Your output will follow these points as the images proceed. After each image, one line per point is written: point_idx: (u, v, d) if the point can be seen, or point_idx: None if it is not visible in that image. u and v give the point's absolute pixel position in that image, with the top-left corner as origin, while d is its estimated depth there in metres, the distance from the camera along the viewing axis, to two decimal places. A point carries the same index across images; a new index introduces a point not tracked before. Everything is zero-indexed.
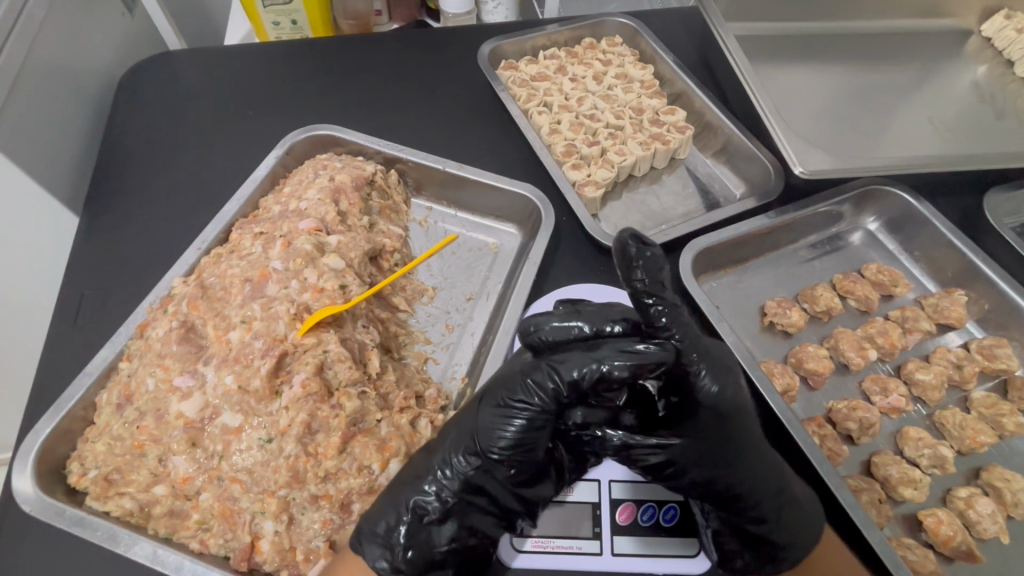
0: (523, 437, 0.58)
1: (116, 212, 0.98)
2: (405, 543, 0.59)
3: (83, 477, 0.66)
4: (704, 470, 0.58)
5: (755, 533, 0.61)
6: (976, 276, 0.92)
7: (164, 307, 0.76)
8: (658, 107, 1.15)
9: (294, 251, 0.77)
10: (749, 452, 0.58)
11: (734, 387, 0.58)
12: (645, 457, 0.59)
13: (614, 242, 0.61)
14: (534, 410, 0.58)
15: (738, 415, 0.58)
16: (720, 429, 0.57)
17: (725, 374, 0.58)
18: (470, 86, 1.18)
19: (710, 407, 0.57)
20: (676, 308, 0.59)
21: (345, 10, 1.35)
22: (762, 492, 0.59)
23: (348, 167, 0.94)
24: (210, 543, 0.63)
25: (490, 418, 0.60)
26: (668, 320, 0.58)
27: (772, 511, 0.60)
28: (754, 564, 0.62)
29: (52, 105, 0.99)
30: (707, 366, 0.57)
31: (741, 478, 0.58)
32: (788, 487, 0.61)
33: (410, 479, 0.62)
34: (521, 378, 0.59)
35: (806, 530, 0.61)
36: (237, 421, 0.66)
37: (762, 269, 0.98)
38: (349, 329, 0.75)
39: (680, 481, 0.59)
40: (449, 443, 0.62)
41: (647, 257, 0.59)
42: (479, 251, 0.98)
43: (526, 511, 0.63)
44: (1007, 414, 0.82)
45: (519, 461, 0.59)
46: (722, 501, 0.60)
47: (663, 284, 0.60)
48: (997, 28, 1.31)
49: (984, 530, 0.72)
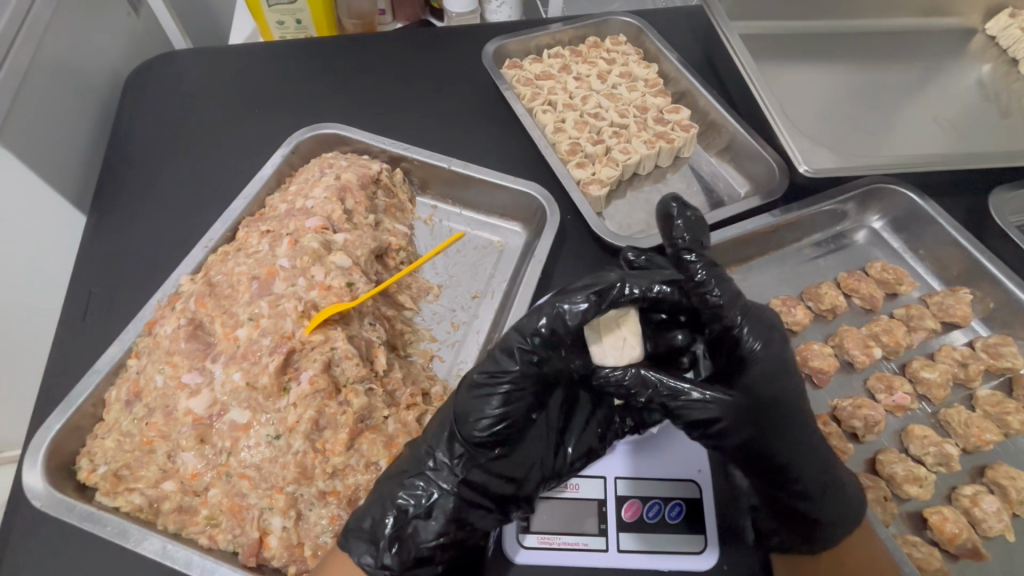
0: (501, 416, 0.61)
1: (123, 210, 0.98)
2: (391, 536, 0.60)
3: (93, 473, 0.67)
4: (748, 428, 0.60)
5: (801, 511, 0.62)
6: (982, 274, 0.91)
7: (173, 304, 0.76)
8: (662, 105, 1.15)
9: (302, 249, 0.77)
10: (795, 417, 0.62)
11: (778, 347, 0.64)
12: (695, 412, 0.60)
13: (659, 207, 0.76)
14: (508, 387, 0.61)
15: (784, 376, 0.62)
16: (768, 388, 0.61)
17: (769, 334, 0.64)
18: (475, 85, 1.19)
19: (758, 368, 0.62)
20: (715, 266, 0.67)
21: (350, 9, 1.35)
22: (806, 463, 0.62)
23: (354, 165, 0.94)
24: (219, 539, 0.64)
25: (469, 401, 0.62)
26: (706, 274, 0.66)
27: (818, 488, 0.61)
28: (790, 543, 0.63)
29: (60, 104, 1.00)
30: (751, 325, 0.64)
31: (788, 446, 0.61)
32: (831, 467, 0.63)
33: (395, 475, 0.64)
34: (492, 359, 0.63)
35: (847, 513, 0.62)
36: (245, 418, 0.67)
37: (766, 268, 0.98)
38: (356, 327, 0.75)
39: (727, 439, 0.61)
40: (433, 436, 0.65)
41: (686, 218, 0.73)
42: (485, 250, 0.99)
43: (518, 496, 0.64)
44: (1013, 412, 0.82)
45: (499, 440, 0.63)
46: (767, 469, 0.62)
47: (702, 243, 0.72)
48: (1001, 27, 1.31)
49: (989, 527, 0.73)
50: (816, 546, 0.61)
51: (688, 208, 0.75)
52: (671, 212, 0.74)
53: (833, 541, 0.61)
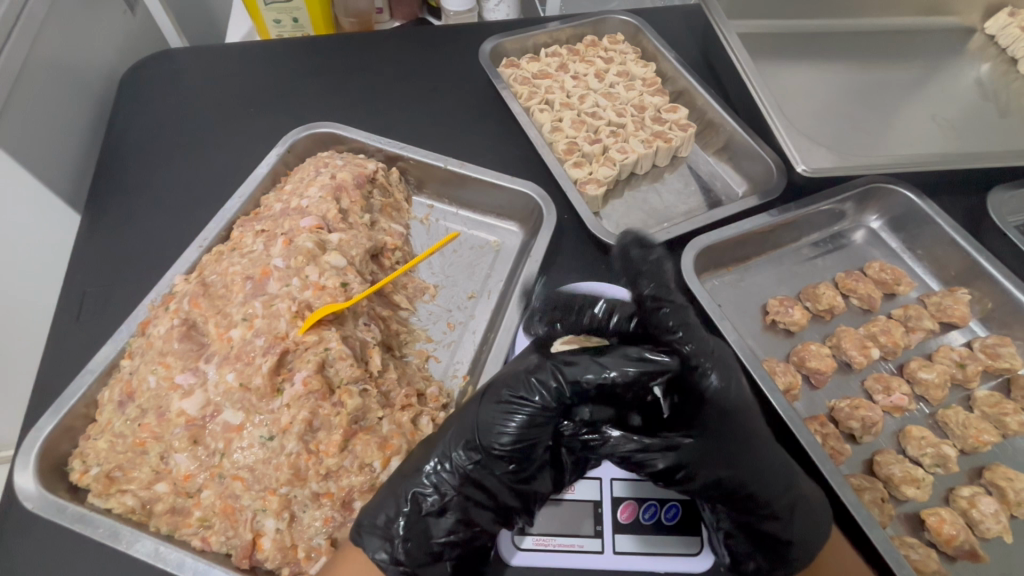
0: (525, 432, 0.59)
1: (117, 209, 0.98)
2: (404, 535, 0.59)
3: (85, 474, 0.67)
4: (712, 470, 0.58)
5: (768, 531, 0.60)
6: (980, 274, 0.91)
7: (166, 304, 0.76)
8: (660, 104, 1.15)
9: (296, 249, 0.76)
10: (757, 450, 0.59)
11: (737, 384, 0.61)
12: (655, 462, 0.59)
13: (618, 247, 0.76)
14: (536, 406, 0.59)
15: (743, 411, 0.60)
16: (725, 426, 0.59)
17: (728, 371, 0.61)
18: (472, 84, 1.18)
19: (715, 405, 0.59)
20: (681, 310, 0.65)
21: (347, 8, 1.35)
22: (770, 488, 0.59)
23: (350, 164, 0.94)
24: (211, 541, 0.64)
25: (493, 413, 0.60)
26: (675, 322, 0.64)
27: (783, 509, 0.59)
28: (766, 565, 0.61)
29: (54, 102, 0.99)
30: (712, 365, 0.61)
31: (751, 477, 0.58)
32: (797, 484, 0.61)
33: (409, 473, 0.63)
34: (524, 376, 0.61)
35: (812, 529, 0.60)
36: (238, 419, 0.66)
37: (764, 267, 0.98)
38: (351, 327, 0.75)
39: (691, 481, 0.59)
40: (450, 437, 0.63)
41: (648, 263, 0.71)
42: (481, 249, 0.98)
43: (525, 508, 0.62)
44: (1011, 413, 0.81)
45: (519, 455, 0.60)
46: (733, 500, 0.59)
47: (669, 288, 0.67)
48: (1001, 26, 1.30)
49: (987, 529, 0.72)
50: (793, 565, 0.60)
51: (649, 250, 0.75)
52: (631, 253, 0.74)
53: (808, 556, 0.60)
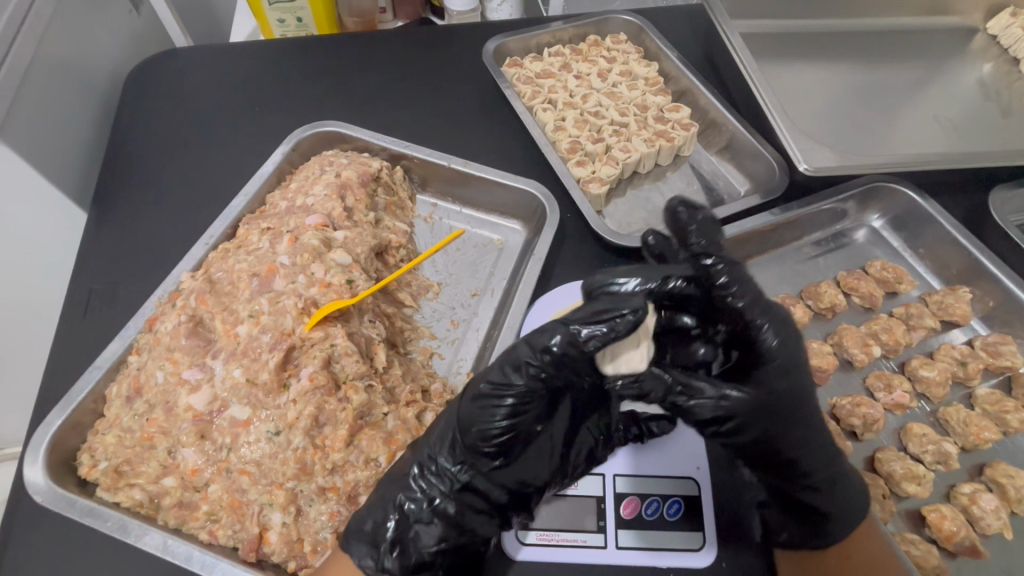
0: (506, 427, 0.59)
1: (123, 207, 0.98)
2: (392, 539, 0.60)
3: (93, 469, 0.67)
4: (760, 425, 0.60)
5: (808, 503, 0.62)
6: (981, 273, 0.91)
7: (173, 301, 0.77)
8: (663, 104, 1.16)
9: (302, 246, 0.77)
10: (806, 412, 0.61)
11: (794, 342, 0.62)
12: (704, 412, 0.59)
13: (665, 210, 0.69)
14: (516, 394, 0.58)
15: (796, 371, 0.61)
16: (776, 384, 0.60)
17: (786, 329, 0.62)
18: (476, 83, 1.19)
19: (771, 360, 0.61)
20: (734, 265, 0.63)
21: (350, 8, 1.35)
22: (815, 457, 0.61)
23: (354, 162, 0.94)
24: (219, 534, 0.64)
25: (474, 410, 0.59)
26: (729, 278, 0.62)
27: (823, 480, 0.61)
28: (797, 537, 0.63)
29: (60, 101, 1.00)
30: (770, 322, 0.61)
31: (801, 440, 0.61)
32: (840, 460, 0.63)
33: (397, 477, 0.63)
34: (498, 364, 0.59)
35: (853, 504, 0.61)
36: (245, 414, 0.67)
37: (766, 266, 0.98)
38: (356, 324, 0.75)
39: (737, 435, 0.60)
40: (435, 441, 0.63)
41: (697, 221, 0.67)
42: (485, 247, 0.99)
43: (516, 503, 0.64)
44: (1011, 411, 0.82)
45: (503, 449, 0.61)
46: (777, 462, 0.62)
47: (719, 247, 0.65)
48: (1003, 26, 1.31)
49: (987, 525, 0.73)
50: (824, 541, 0.61)
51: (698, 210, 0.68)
52: (678, 219, 0.68)
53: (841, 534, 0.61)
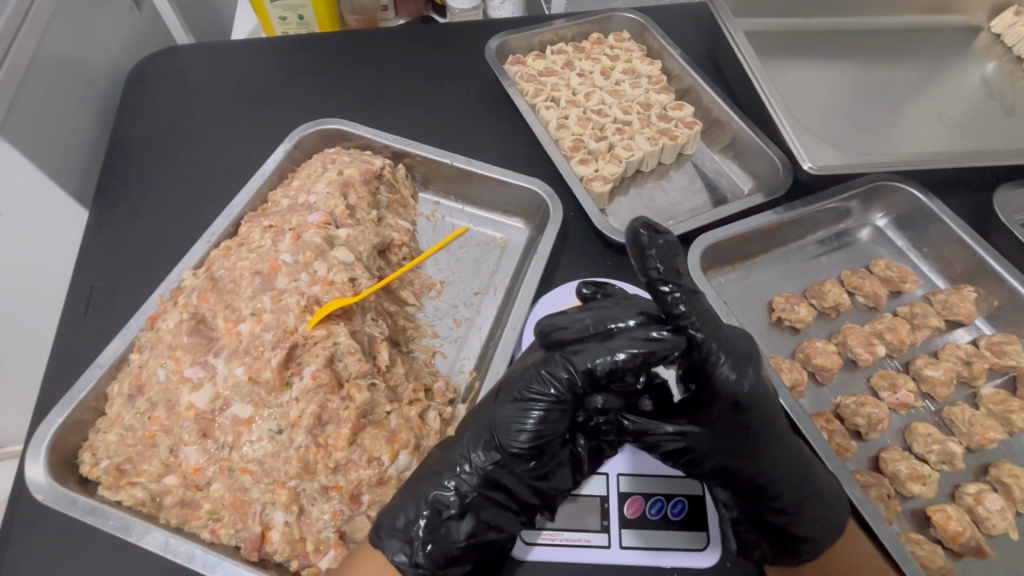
0: (541, 429, 0.60)
1: (125, 205, 0.98)
2: (425, 537, 0.60)
3: (95, 467, 0.67)
4: (720, 457, 0.61)
5: (779, 525, 0.62)
6: (986, 272, 0.91)
7: (175, 299, 0.76)
8: (666, 102, 1.15)
9: (304, 244, 0.77)
10: (769, 444, 0.60)
11: (752, 377, 0.59)
12: (665, 444, 0.61)
13: (627, 232, 0.65)
14: (552, 401, 0.59)
15: (756, 406, 0.59)
16: (736, 419, 0.59)
17: (744, 365, 0.59)
18: (478, 81, 1.18)
19: (728, 397, 0.59)
20: (693, 295, 0.61)
21: (352, 6, 1.34)
22: (783, 482, 0.61)
23: (357, 160, 0.94)
24: (221, 533, 0.64)
25: (509, 412, 0.61)
26: (686, 308, 0.60)
27: (793, 503, 0.61)
28: (771, 553, 0.64)
29: (61, 99, 1.00)
30: (726, 355, 0.59)
31: (762, 468, 0.61)
32: (812, 479, 0.62)
33: (428, 474, 0.63)
34: (536, 370, 0.61)
35: (827, 523, 0.62)
36: (247, 412, 0.67)
37: (770, 265, 0.98)
38: (359, 322, 0.75)
39: (698, 466, 0.62)
40: (467, 438, 0.63)
41: (658, 246, 0.64)
42: (487, 246, 0.99)
43: (544, 502, 0.64)
44: (1016, 411, 0.82)
45: (536, 452, 0.61)
46: (742, 489, 0.62)
47: (678, 272, 0.63)
48: (1007, 24, 1.30)
49: (993, 525, 0.72)
50: (799, 558, 0.62)
51: (660, 234, 0.65)
52: (641, 239, 0.64)
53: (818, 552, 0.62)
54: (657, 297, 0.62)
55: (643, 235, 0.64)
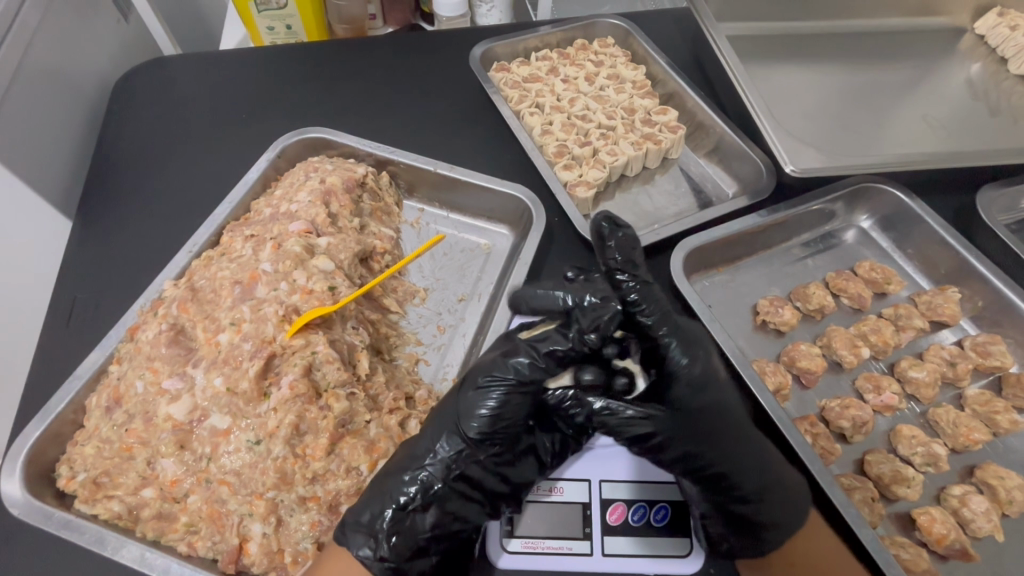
0: (500, 412, 0.64)
1: (109, 216, 0.98)
2: (389, 530, 0.60)
3: (72, 480, 0.66)
4: (683, 442, 0.63)
5: (742, 514, 0.63)
6: (970, 273, 0.91)
7: (155, 310, 0.76)
8: (650, 107, 1.15)
9: (284, 253, 0.77)
10: (725, 429, 0.65)
11: (703, 360, 0.68)
12: (633, 429, 0.63)
13: (591, 228, 0.80)
14: (510, 385, 0.65)
15: (709, 385, 0.67)
16: (692, 403, 0.65)
17: (694, 347, 0.69)
18: (462, 89, 1.18)
19: (683, 378, 0.67)
20: (645, 285, 0.72)
21: (340, 15, 1.36)
22: (742, 470, 0.64)
23: (339, 168, 0.94)
24: (197, 546, 0.63)
25: (470, 399, 0.65)
26: (638, 296, 0.71)
27: (754, 491, 0.64)
28: (738, 547, 0.63)
29: (44, 112, 1.00)
30: (677, 340, 0.69)
31: (720, 456, 0.64)
32: (772, 471, 0.65)
33: (393, 470, 0.63)
34: (499, 360, 0.66)
35: (790, 514, 0.64)
36: (225, 423, 0.66)
37: (754, 267, 0.98)
38: (339, 331, 0.74)
39: (663, 453, 0.63)
40: (431, 432, 0.65)
41: (618, 238, 0.77)
42: (471, 252, 0.99)
43: (510, 492, 0.65)
44: (1001, 411, 0.82)
45: (497, 436, 0.64)
46: (705, 479, 0.64)
47: (634, 264, 0.75)
48: (990, 25, 1.31)
49: (978, 528, 0.72)
50: (762, 547, 0.64)
51: (620, 226, 0.78)
52: (604, 232, 0.77)
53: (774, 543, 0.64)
54: (616, 284, 0.73)
55: (603, 225, 0.78)
